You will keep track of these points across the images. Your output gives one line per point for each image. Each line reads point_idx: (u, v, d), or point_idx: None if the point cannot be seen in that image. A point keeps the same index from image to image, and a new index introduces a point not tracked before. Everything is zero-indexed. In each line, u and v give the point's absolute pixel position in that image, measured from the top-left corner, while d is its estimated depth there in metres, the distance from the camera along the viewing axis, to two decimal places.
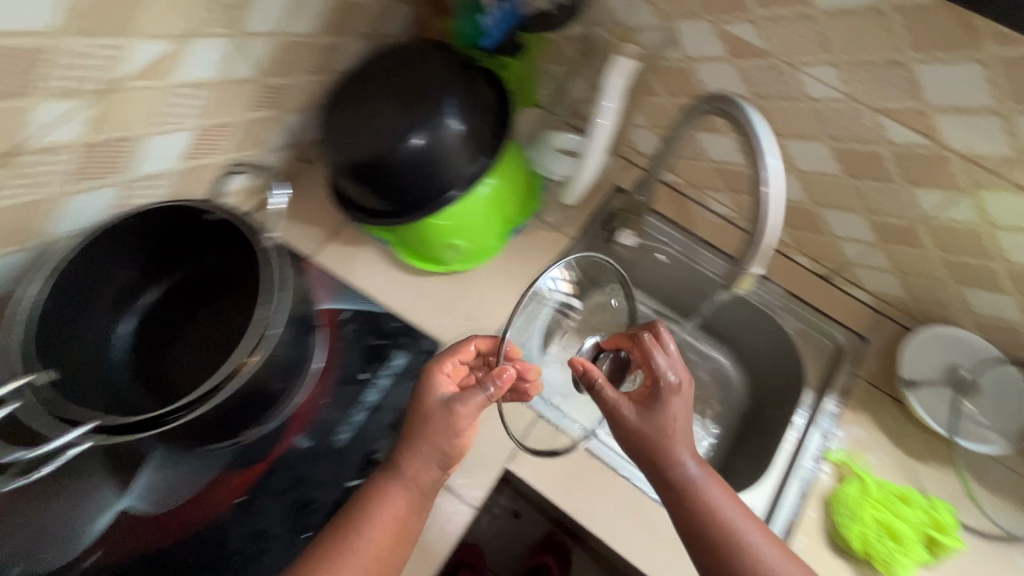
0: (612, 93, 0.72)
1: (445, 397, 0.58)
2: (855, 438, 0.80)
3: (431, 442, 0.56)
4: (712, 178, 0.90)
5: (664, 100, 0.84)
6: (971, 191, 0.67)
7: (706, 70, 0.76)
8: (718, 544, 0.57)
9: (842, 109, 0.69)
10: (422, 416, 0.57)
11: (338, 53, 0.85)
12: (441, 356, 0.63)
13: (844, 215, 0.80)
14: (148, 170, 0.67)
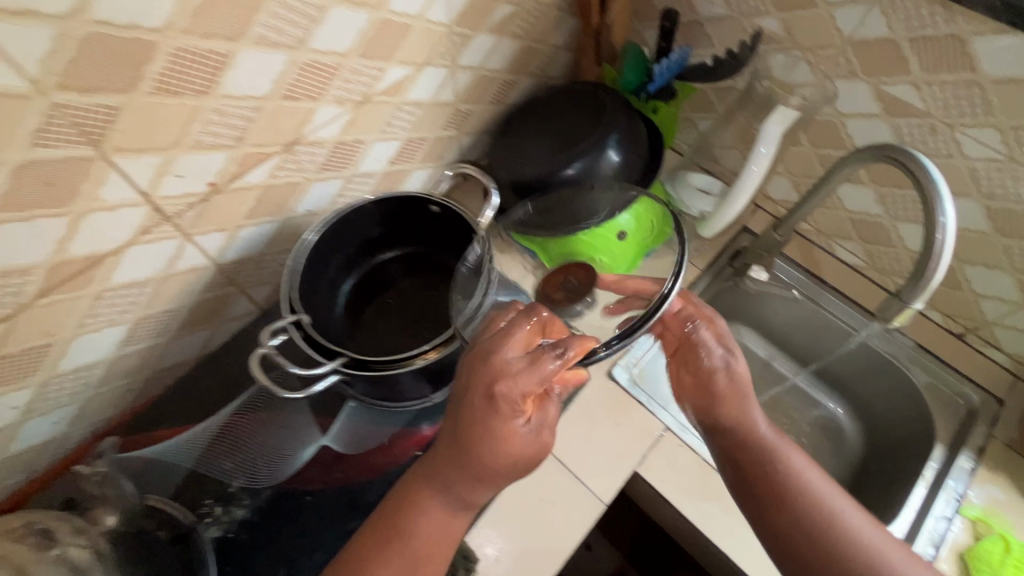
0: (770, 138, 0.79)
1: (511, 418, 0.49)
2: (993, 498, 0.78)
3: (495, 461, 0.49)
4: (844, 227, 0.94)
5: (807, 150, 0.91)
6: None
7: (857, 125, 0.82)
8: (794, 495, 0.57)
9: (998, 170, 0.73)
10: (490, 432, 0.48)
11: (513, 88, 0.98)
12: (510, 373, 0.48)
13: (988, 272, 0.82)
14: (365, 168, 0.81)
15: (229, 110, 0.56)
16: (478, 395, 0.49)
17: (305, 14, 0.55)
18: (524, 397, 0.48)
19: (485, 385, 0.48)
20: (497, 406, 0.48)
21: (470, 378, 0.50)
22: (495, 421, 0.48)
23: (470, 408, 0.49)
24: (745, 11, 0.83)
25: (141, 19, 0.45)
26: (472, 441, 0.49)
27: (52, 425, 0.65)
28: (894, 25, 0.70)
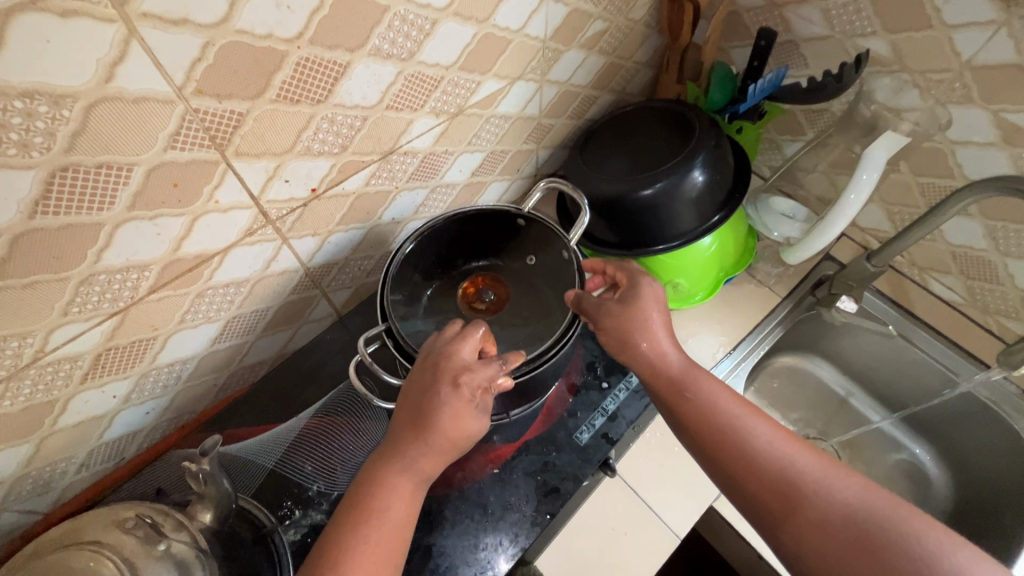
0: (874, 165, 0.74)
1: (469, 399, 0.54)
2: None
3: (451, 433, 0.54)
4: (942, 261, 0.88)
5: (906, 178, 0.86)
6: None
7: (968, 153, 0.77)
8: (718, 429, 0.57)
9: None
10: (449, 407, 0.54)
11: (593, 103, 0.98)
12: (458, 379, 0.54)
13: None
14: (449, 178, 0.81)
15: (338, 118, 0.57)
16: (438, 381, 0.54)
17: (418, 27, 0.56)
18: (481, 384, 0.55)
19: (448, 374, 0.54)
20: (459, 394, 0.54)
21: (435, 372, 0.55)
22: (454, 402, 0.54)
23: (433, 392, 0.54)
24: (849, 32, 0.79)
25: (277, 29, 0.46)
26: (433, 418, 0.54)
27: (143, 416, 0.67)
28: None
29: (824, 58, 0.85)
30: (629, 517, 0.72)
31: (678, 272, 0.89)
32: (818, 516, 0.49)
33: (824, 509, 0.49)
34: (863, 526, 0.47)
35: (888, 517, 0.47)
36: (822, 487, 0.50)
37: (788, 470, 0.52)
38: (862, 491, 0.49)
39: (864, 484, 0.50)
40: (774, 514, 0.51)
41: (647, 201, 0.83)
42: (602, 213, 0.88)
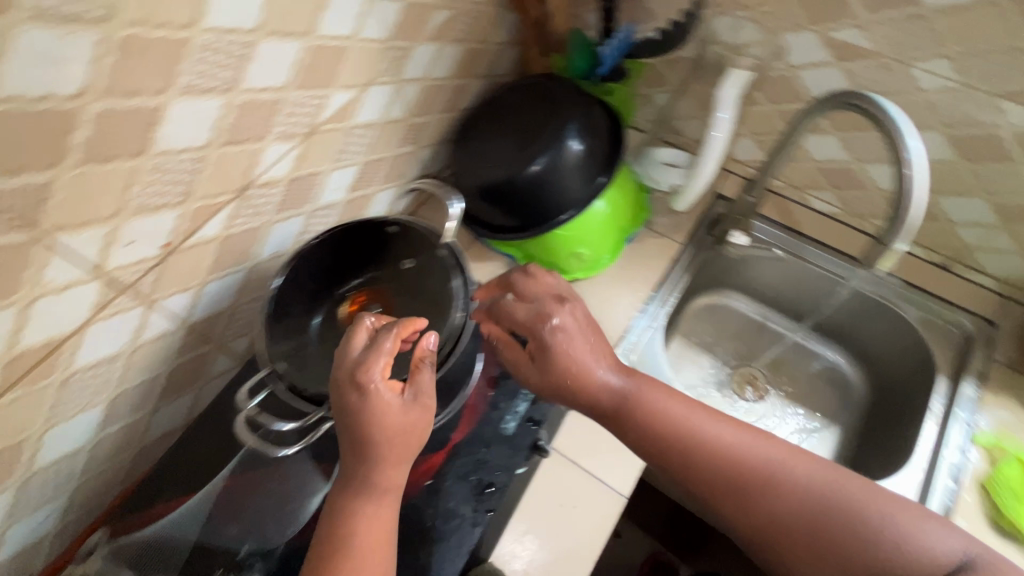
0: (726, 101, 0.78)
1: (379, 389, 0.52)
2: (1002, 421, 0.79)
3: (380, 431, 0.52)
4: (818, 175, 0.94)
5: (767, 109, 0.90)
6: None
7: (810, 76, 0.82)
8: (675, 446, 0.59)
9: (958, 98, 0.74)
10: (367, 407, 0.52)
11: (463, 93, 0.97)
12: (356, 381, 0.53)
13: (960, 200, 0.83)
14: (325, 200, 0.78)
15: (167, 166, 0.53)
16: (343, 388, 0.53)
17: (233, 54, 0.53)
18: (383, 371, 0.53)
19: (347, 379, 0.53)
20: (369, 387, 0.52)
21: (338, 391, 0.54)
22: (366, 400, 0.52)
23: (345, 406, 0.53)
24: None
25: (54, 88, 0.41)
26: (362, 430, 0.52)
27: (38, 523, 0.62)
28: None
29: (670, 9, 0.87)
30: (573, 489, 0.73)
31: (580, 241, 0.90)
32: (776, 516, 0.55)
33: (780, 508, 0.55)
34: (821, 512, 0.54)
35: (845, 502, 0.54)
36: (778, 480, 0.56)
37: (741, 473, 0.57)
38: (810, 475, 0.56)
39: (809, 465, 0.57)
40: (740, 522, 0.57)
41: (535, 179, 0.83)
42: (494, 200, 0.88)
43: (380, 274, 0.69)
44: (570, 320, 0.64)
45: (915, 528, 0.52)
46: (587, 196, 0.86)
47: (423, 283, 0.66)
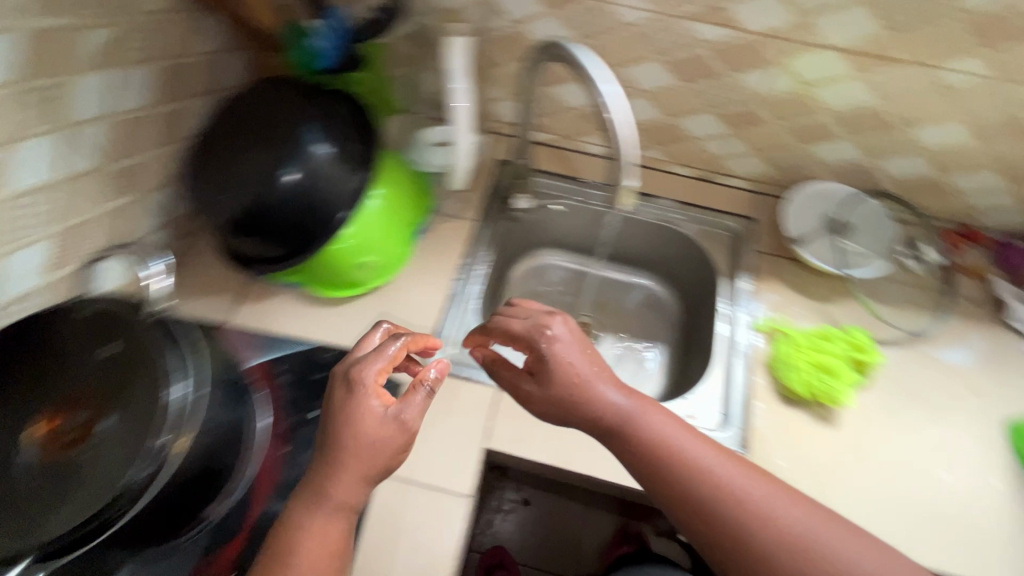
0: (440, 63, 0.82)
1: (361, 408, 0.68)
2: (776, 303, 1.10)
3: (359, 450, 0.67)
4: (539, 149, 1.12)
5: (507, 69, 1.09)
6: (694, 36, 1.00)
7: (536, 26, 1.02)
8: (654, 454, 0.74)
9: (590, 17, 1.00)
10: (347, 426, 0.68)
11: (179, 117, 0.98)
12: (374, 379, 0.71)
13: (697, 117, 1.13)
14: (16, 291, 0.78)
15: None
16: (343, 415, 0.69)
17: None
18: (372, 393, 0.70)
19: (346, 404, 0.69)
20: (347, 414, 0.69)
21: (344, 416, 0.69)
22: (352, 416, 0.68)
23: (342, 404, 0.70)
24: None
25: None
26: (346, 436, 0.67)
27: None
28: None
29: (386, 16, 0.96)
30: (427, 510, 0.82)
31: (356, 239, 0.88)
32: (762, 544, 0.67)
33: (760, 539, 0.67)
34: (800, 544, 0.66)
35: (809, 536, 0.67)
36: (767, 507, 0.69)
37: (725, 491, 0.70)
38: (783, 502, 0.70)
39: (787, 493, 0.71)
40: (712, 540, 0.69)
41: (286, 194, 0.80)
42: (253, 228, 0.83)
43: (65, 379, 0.69)
44: (562, 331, 0.82)
45: (853, 551, 0.66)
46: (356, 191, 0.85)
47: (136, 366, 0.69)
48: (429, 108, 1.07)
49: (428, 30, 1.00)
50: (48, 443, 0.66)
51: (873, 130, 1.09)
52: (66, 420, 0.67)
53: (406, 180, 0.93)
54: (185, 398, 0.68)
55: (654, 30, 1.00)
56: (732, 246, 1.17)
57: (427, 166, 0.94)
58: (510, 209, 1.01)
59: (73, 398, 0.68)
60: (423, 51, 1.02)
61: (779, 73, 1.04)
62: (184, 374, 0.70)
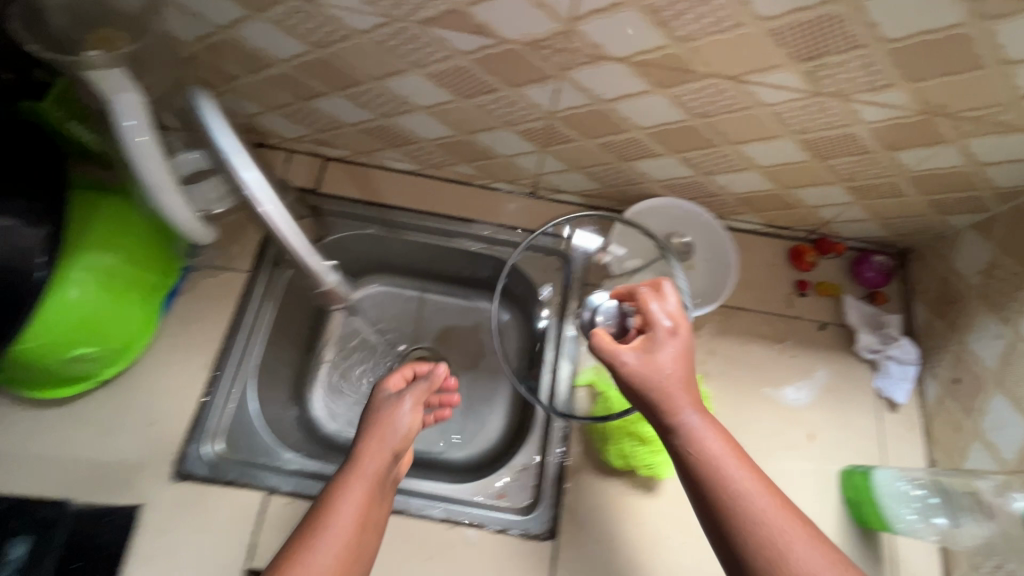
0: (239, 168, 0.49)
1: (726, 456, 0.53)
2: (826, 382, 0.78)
3: (735, 505, 0.50)
4: (567, 217, 0.85)
5: (581, 143, 0.70)
6: (774, 109, 0.58)
7: (630, 105, 0.61)
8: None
9: (615, 83, 0.58)
10: (726, 484, 0.51)
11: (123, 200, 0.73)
12: (744, 471, 0.52)
13: (819, 188, 0.72)
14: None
15: None
16: (661, 406, 0.54)
17: None
18: (716, 428, 0.54)
19: (660, 386, 0.55)
20: (665, 377, 0.55)
21: (738, 498, 0.51)
22: (721, 466, 0.52)
23: (742, 494, 0.51)
24: (290, 59, 0.64)
25: None
26: (770, 525, 0.49)
27: None
28: (561, 17, 0.51)
29: (280, 83, 0.69)
30: None
31: (237, 394, 0.75)
32: None
33: None
34: None
35: None
36: None
37: None
38: None
39: None
40: None
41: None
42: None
43: None
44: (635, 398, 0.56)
45: None
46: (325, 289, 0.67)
47: None
48: (445, 173, 0.85)
49: (471, 138, 0.73)
50: (359, 502, 0.59)
51: (1008, 230, 0.68)
52: (371, 450, 0.63)
53: (160, 245, 0.74)
54: (14, 559, 0.62)
55: (699, 97, 0.58)
56: (836, 309, 0.81)
57: (210, 232, 0.70)
58: (573, 314, 0.80)
59: (385, 455, 0.63)
60: (461, 150, 0.77)
61: (946, 151, 0.60)
62: (20, 532, 0.64)
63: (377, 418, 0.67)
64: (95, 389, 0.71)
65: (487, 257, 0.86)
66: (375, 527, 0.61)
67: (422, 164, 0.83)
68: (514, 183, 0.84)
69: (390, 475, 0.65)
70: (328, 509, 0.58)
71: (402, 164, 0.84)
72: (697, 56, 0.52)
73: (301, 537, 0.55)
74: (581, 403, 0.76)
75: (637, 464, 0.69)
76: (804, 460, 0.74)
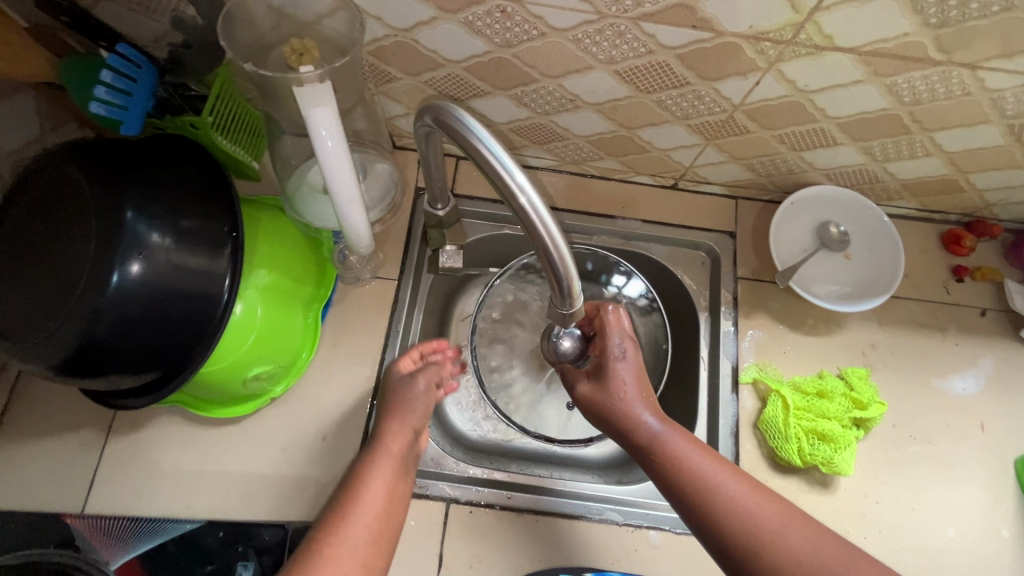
0: (512, 173, 0.41)
1: (697, 454, 0.54)
2: (992, 370, 0.77)
3: (711, 496, 0.51)
4: (711, 208, 0.83)
5: (755, 135, 0.67)
6: (997, 93, 0.55)
7: (832, 96, 0.59)
8: None
9: (829, 74, 0.55)
10: (704, 481, 0.52)
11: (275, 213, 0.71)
12: (714, 464, 0.54)
13: (1000, 172, 0.69)
14: (174, 498, 0.67)
15: None
16: (621, 417, 0.58)
17: None
18: (682, 433, 0.56)
19: (614, 404, 0.59)
20: (619, 395, 0.59)
21: (710, 491, 0.52)
22: (691, 463, 0.54)
23: (712, 488, 0.52)
24: (465, 60, 0.61)
25: None
26: (746, 514, 0.50)
27: None
28: (804, 8, 0.48)
29: (440, 84, 0.66)
30: None
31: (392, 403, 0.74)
32: None
33: None
34: None
35: None
36: None
37: None
38: None
39: None
40: None
41: (137, 300, 0.55)
42: (92, 372, 0.57)
43: None
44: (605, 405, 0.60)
45: None
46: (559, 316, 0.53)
47: None
48: (584, 168, 0.82)
49: (633, 134, 0.71)
50: (389, 475, 0.58)
51: None
52: (392, 434, 0.62)
53: (313, 256, 0.73)
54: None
55: (917, 84, 0.55)
56: (996, 294, 0.79)
57: (373, 241, 0.64)
58: (727, 310, 0.79)
59: (407, 431, 0.63)
60: (613, 146, 0.75)
61: None
62: (248, 556, 0.65)
63: (392, 403, 0.65)
64: (265, 406, 0.72)
65: (629, 254, 0.84)
66: (405, 498, 0.59)
67: (561, 160, 0.80)
68: (656, 176, 0.81)
69: (413, 455, 0.63)
70: (354, 488, 0.56)
71: (541, 161, 0.81)
72: (940, 43, 0.50)
73: (330, 516, 0.53)
74: (747, 401, 0.74)
75: (821, 463, 0.68)
76: (976, 450, 0.74)
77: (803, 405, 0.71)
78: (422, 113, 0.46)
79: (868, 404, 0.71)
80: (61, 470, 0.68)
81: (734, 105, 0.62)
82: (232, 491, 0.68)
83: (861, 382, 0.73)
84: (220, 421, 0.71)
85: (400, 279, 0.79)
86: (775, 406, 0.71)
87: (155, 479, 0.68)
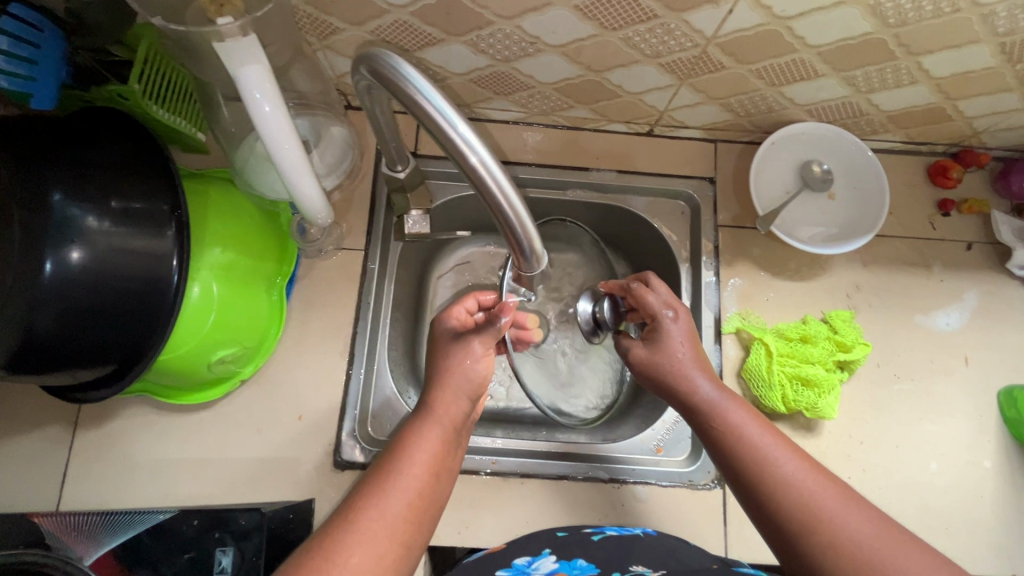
0: (451, 124, 0.37)
1: (753, 426, 0.54)
2: (976, 303, 0.76)
3: (763, 465, 0.51)
4: (688, 154, 0.79)
5: (732, 71, 0.63)
6: (989, 8, 0.51)
7: (811, 24, 0.54)
8: None
9: None
10: (759, 453, 0.52)
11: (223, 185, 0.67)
12: (767, 440, 0.53)
13: (990, 97, 0.65)
14: (148, 488, 0.66)
15: None
16: (674, 387, 0.58)
17: None
18: (742, 406, 0.56)
19: (669, 370, 0.58)
20: (673, 358, 0.58)
21: (761, 463, 0.51)
22: (746, 436, 0.53)
23: (765, 460, 0.51)
24: (410, 4, 0.55)
25: None
26: (799, 488, 0.49)
27: None
28: None
29: (389, 34, 0.61)
30: None
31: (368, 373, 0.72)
32: None
33: None
34: None
35: None
36: None
37: None
38: None
39: None
40: None
41: (78, 288, 0.52)
42: (37, 364, 0.53)
43: None
44: (659, 375, 0.59)
45: None
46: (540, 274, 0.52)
47: None
48: (553, 118, 0.77)
49: (601, 78, 0.66)
50: (438, 446, 0.52)
51: None
52: (443, 399, 0.55)
53: (271, 230, 0.69)
54: (226, 569, 0.56)
55: (903, 4, 0.51)
56: (981, 226, 0.77)
57: (331, 212, 0.60)
58: (709, 259, 0.76)
59: (458, 402, 0.56)
60: (581, 93, 0.70)
61: None
62: (226, 542, 0.57)
63: (443, 364, 0.57)
64: (235, 389, 0.70)
65: (605, 207, 0.80)
66: (451, 473, 0.54)
67: (528, 110, 0.75)
68: (631, 123, 0.76)
69: (466, 420, 0.58)
70: (390, 468, 0.50)
71: (508, 114, 0.76)
72: None
73: (367, 484, 0.48)
74: (730, 350, 0.73)
75: (806, 408, 0.67)
76: (960, 384, 0.73)
77: (787, 351, 0.70)
78: (358, 64, 0.41)
79: (851, 345, 0.70)
80: (28, 467, 0.66)
81: (706, 37, 0.57)
82: (208, 476, 0.67)
83: (845, 324, 0.72)
84: (190, 407, 0.69)
85: (368, 247, 0.75)
86: (758, 353, 0.70)
87: (126, 469, 0.66)
